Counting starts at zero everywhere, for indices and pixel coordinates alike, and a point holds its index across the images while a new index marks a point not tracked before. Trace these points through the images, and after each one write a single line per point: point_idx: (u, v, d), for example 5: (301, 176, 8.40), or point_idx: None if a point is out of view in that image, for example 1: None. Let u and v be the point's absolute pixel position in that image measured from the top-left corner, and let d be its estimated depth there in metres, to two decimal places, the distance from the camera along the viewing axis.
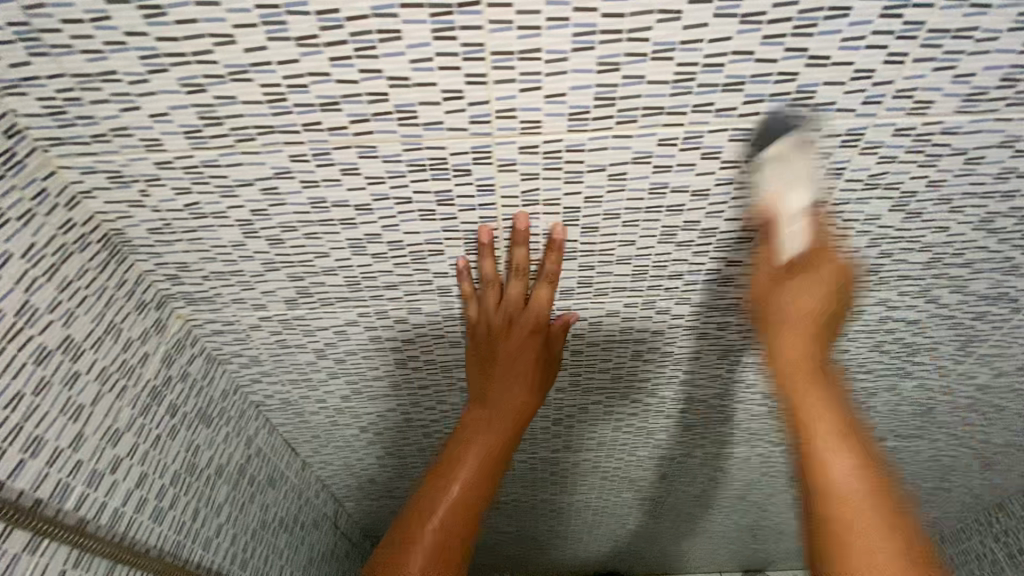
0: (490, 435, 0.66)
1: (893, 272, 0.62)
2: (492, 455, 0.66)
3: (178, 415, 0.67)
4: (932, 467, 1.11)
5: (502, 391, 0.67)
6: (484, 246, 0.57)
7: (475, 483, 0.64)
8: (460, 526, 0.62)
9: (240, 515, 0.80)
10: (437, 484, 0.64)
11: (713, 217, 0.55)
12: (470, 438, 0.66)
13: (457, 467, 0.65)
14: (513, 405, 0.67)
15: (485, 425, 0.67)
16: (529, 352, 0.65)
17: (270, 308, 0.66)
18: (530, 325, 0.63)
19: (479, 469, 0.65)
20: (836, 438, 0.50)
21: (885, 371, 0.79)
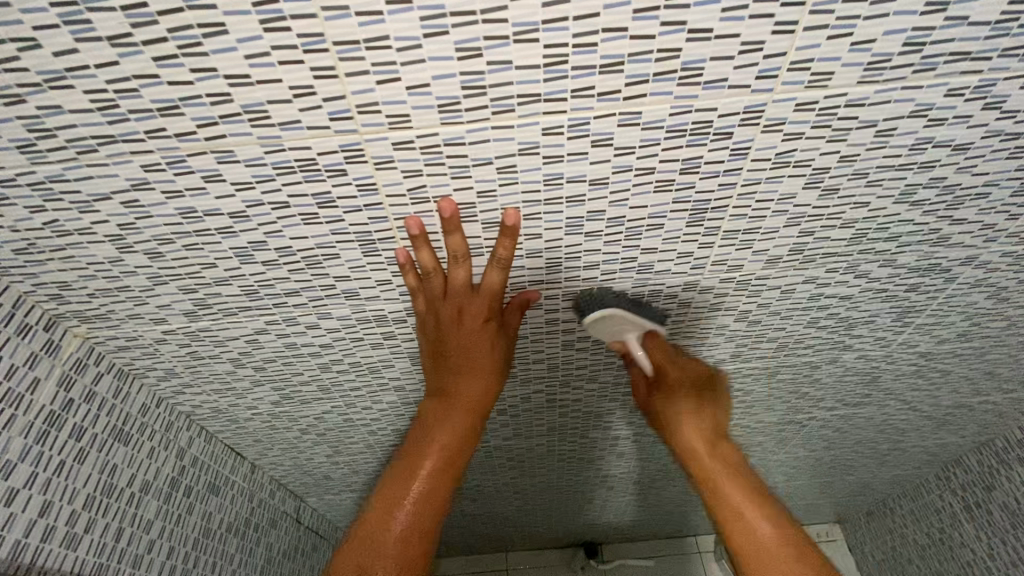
0: (443, 440, 0.65)
1: (818, 250, 0.60)
2: (446, 460, 0.65)
3: (85, 436, 0.63)
4: (887, 430, 1.12)
5: (456, 387, 0.65)
6: (417, 237, 0.51)
7: (431, 493, 0.64)
8: (418, 538, 0.62)
9: (177, 527, 0.78)
10: (391, 494, 0.63)
11: (617, 205, 0.51)
12: (423, 446, 0.65)
13: (412, 476, 0.64)
14: (470, 401, 0.65)
15: (439, 427, 0.65)
16: (482, 339, 0.61)
17: (170, 321, 0.62)
18: (484, 313, 0.59)
19: (435, 474, 0.64)
20: (726, 478, 0.64)
21: (825, 345, 0.78)
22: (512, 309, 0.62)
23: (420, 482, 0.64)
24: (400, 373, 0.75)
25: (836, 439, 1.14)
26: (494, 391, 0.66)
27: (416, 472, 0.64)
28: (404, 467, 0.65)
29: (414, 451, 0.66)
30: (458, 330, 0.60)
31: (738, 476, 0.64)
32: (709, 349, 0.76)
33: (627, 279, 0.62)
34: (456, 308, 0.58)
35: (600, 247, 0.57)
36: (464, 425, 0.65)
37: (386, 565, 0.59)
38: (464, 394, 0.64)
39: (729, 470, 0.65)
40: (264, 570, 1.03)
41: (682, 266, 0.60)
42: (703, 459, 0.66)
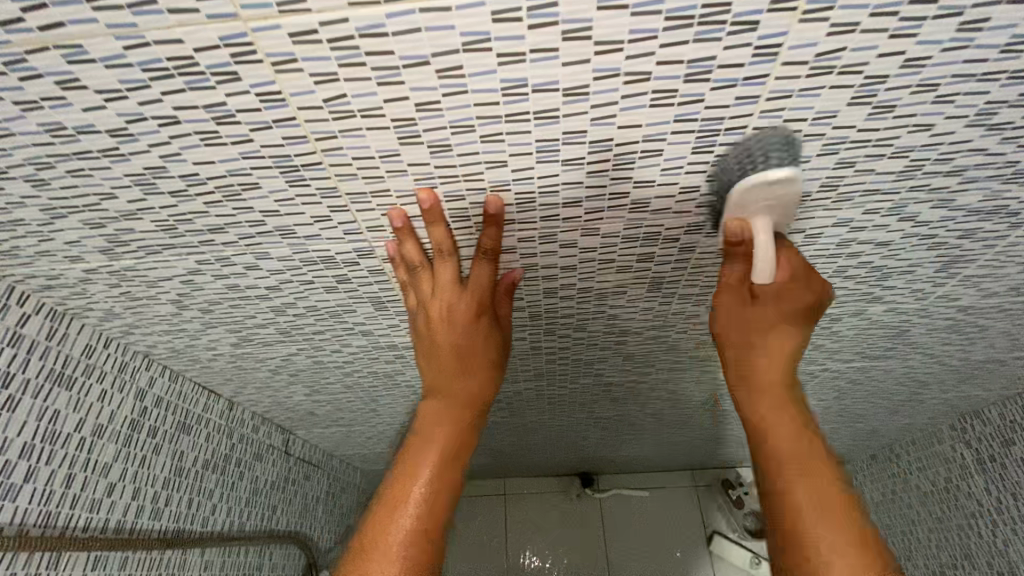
0: (443, 442, 0.55)
1: (857, 186, 0.48)
2: (450, 458, 0.56)
3: (13, 383, 0.58)
4: (905, 383, 1.03)
5: (455, 380, 0.56)
6: (402, 230, 0.49)
7: (438, 492, 0.54)
8: (425, 538, 0.52)
9: (142, 468, 0.75)
10: (393, 500, 0.53)
11: (602, 125, 0.39)
12: (423, 451, 0.55)
13: (412, 485, 0.54)
14: (470, 397, 0.57)
15: (436, 425, 0.56)
16: (476, 341, 0.56)
17: (89, 259, 0.54)
18: (473, 313, 0.54)
19: (435, 481, 0.54)
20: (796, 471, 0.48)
21: (850, 297, 0.68)
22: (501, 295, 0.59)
23: (418, 493, 0.53)
24: (363, 318, 0.68)
25: (847, 390, 1.06)
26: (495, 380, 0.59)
27: (416, 480, 0.54)
28: (404, 472, 0.55)
29: (412, 455, 0.55)
30: (449, 331, 0.54)
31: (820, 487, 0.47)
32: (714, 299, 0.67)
33: (617, 221, 0.50)
34: (444, 308, 0.53)
35: (581, 180, 0.45)
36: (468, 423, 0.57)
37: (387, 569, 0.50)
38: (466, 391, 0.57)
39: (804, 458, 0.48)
40: (251, 501, 1.03)
41: (686, 204, 0.49)
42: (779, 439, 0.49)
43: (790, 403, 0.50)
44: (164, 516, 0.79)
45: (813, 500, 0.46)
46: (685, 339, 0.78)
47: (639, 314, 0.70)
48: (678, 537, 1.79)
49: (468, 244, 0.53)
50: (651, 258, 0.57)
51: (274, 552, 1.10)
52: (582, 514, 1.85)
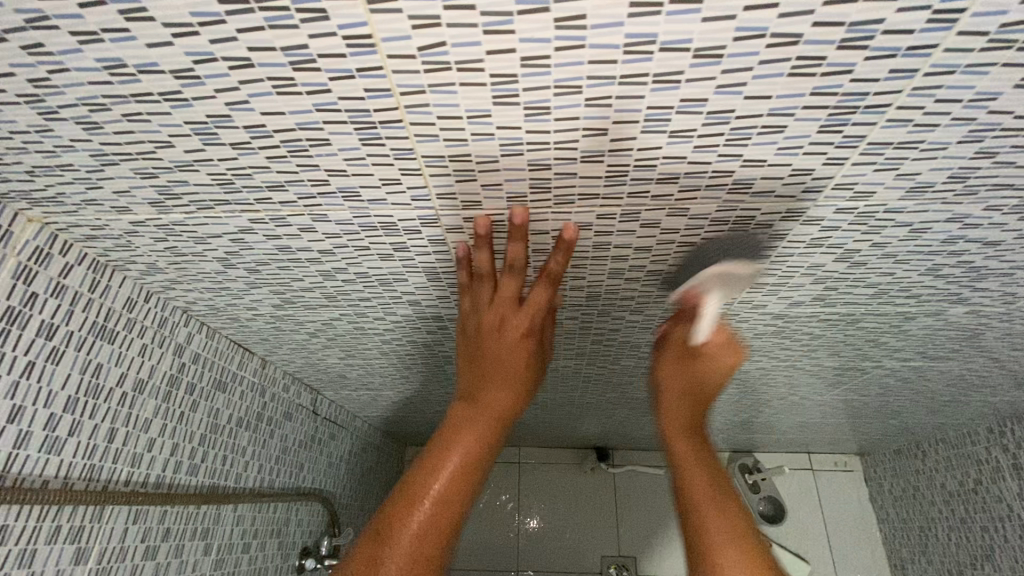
0: (467, 447, 0.53)
1: (988, 180, 0.43)
2: (467, 472, 0.53)
3: (57, 334, 0.55)
4: (957, 385, 0.99)
5: (488, 389, 0.55)
6: (481, 237, 0.49)
7: (456, 494, 0.52)
8: (437, 539, 0.50)
9: (180, 424, 0.74)
10: (408, 495, 0.52)
11: (727, 94, 0.35)
12: (446, 451, 0.53)
13: (419, 499, 0.51)
14: (494, 415, 0.54)
15: (454, 441, 0.53)
16: (518, 358, 0.54)
17: (137, 211, 0.51)
18: (523, 329, 0.53)
19: (450, 485, 0.52)
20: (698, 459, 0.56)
21: (932, 297, 0.63)
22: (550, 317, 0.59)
23: (424, 509, 0.51)
24: (414, 287, 0.65)
25: (893, 388, 1.02)
26: (523, 402, 0.57)
27: (423, 495, 0.51)
28: (414, 482, 0.52)
29: (424, 467, 0.53)
30: (498, 342, 0.54)
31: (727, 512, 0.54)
32: (787, 290, 0.63)
33: (710, 202, 0.46)
34: (497, 319, 0.53)
35: (684, 155, 0.40)
36: (487, 446, 0.54)
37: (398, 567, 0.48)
38: (495, 402, 0.54)
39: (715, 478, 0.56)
40: (280, 458, 1.03)
41: (791, 188, 0.44)
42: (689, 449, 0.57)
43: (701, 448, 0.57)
44: (200, 471, 0.79)
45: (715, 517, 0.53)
46: (743, 328, 0.74)
47: None
48: None
49: (539, 217, 0.49)
50: (734, 244, 0.53)
51: (299, 509, 1.10)
52: (596, 486, 1.86)
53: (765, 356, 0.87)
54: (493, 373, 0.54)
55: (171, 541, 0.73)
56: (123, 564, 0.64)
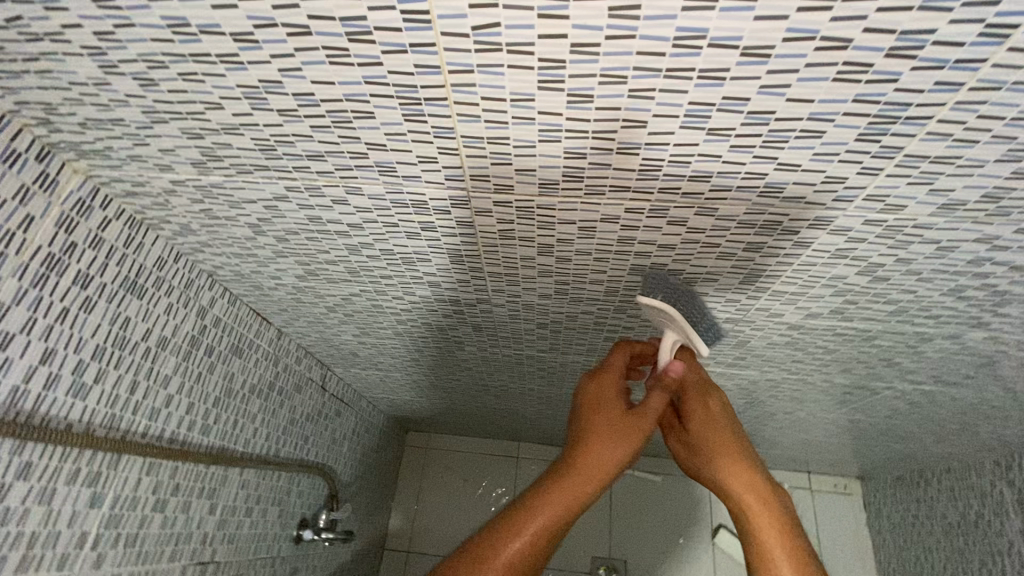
0: (571, 494, 0.56)
1: (1021, 203, 0.43)
2: (564, 516, 0.56)
3: (92, 284, 0.57)
4: (967, 413, 0.98)
5: (597, 445, 0.58)
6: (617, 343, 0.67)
7: (549, 533, 0.55)
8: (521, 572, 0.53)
9: (197, 384, 0.76)
10: (507, 525, 0.55)
11: (770, 94, 0.35)
12: (549, 492, 0.56)
13: (509, 540, 0.54)
14: (590, 474, 0.56)
15: (551, 494, 0.56)
16: (607, 424, 0.59)
17: (179, 170, 0.52)
18: (607, 395, 0.60)
19: (548, 524, 0.55)
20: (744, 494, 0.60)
21: (952, 319, 0.63)
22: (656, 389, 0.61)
23: (512, 547, 0.53)
24: (436, 269, 0.66)
25: (903, 411, 1.02)
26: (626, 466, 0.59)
27: (512, 539, 0.54)
28: (506, 523, 0.55)
29: (517, 513, 0.55)
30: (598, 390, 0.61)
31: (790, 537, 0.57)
32: (806, 301, 0.63)
33: (739, 204, 0.47)
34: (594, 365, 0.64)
35: (719, 154, 0.41)
36: (579, 503, 0.56)
37: None
38: (603, 458, 0.57)
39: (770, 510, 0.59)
40: (288, 429, 1.05)
41: (822, 195, 0.44)
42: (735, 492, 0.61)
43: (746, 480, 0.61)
44: (212, 432, 0.81)
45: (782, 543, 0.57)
46: (757, 337, 0.75)
47: (721, 305, 0.66)
48: (683, 525, 1.80)
49: (569, 208, 0.50)
50: (757, 249, 0.53)
51: (301, 480, 1.12)
52: None
53: (775, 368, 0.87)
54: (601, 430, 0.58)
55: (180, 497, 0.74)
56: (134, 513, 0.66)
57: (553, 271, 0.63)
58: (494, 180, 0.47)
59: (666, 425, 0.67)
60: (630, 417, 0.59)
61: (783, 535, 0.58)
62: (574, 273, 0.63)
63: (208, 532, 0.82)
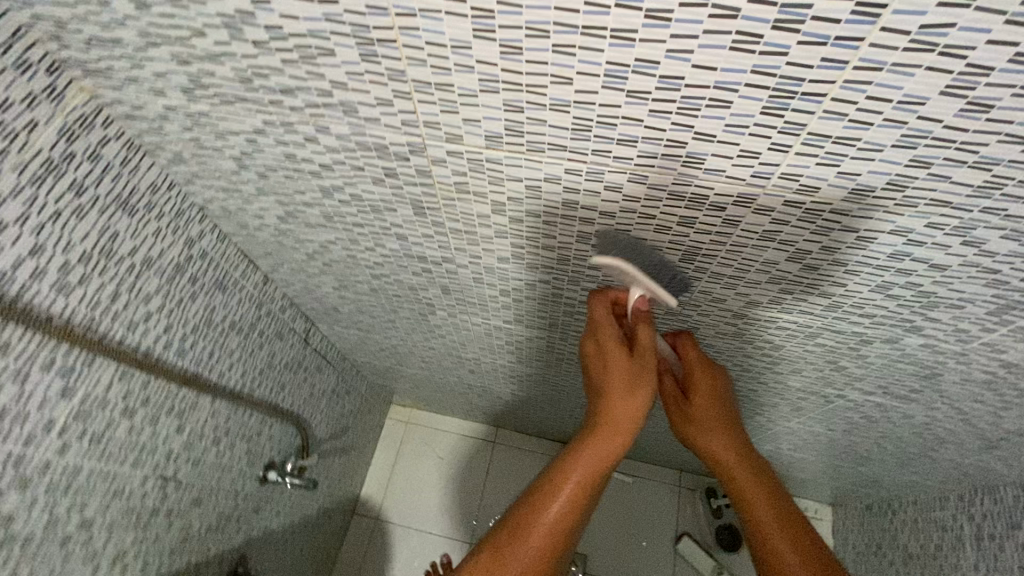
0: (597, 454, 0.64)
1: (924, 195, 0.45)
2: (595, 475, 0.64)
3: (86, 194, 0.63)
4: (921, 434, 0.99)
5: (614, 406, 0.64)
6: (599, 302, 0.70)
7: (584, 493, 0.63)
8: (564, 528, 0.62)
9: (178, 309, 0.82)
10: (547, 488, 0.64)
11: (677, 60, 0.39)
12: (579, 455, 0.64)
13: (547, 504, 0.63)
14: (610, 431, 0.64)
15: (578, 456, 0.64)
16: (619, 382, 0.65)
17: (170, 96, 0.58)
18: (608, 346, 0.66)
19: (582, 486, 0.63)
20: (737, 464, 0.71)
21: (885, 319, 0.65)
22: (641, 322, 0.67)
23: (552, 511, 0.62)
24: (402, 220, 0.70)
25: (858, 425, 1.03)
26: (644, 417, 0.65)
27: (553, 501, 0.63)
28: (546, 487, 0.64)
29: (553, 480, 0.64)
30: (599, 352, 0.67)
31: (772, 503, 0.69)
32: (745, 286, 0.66)
33: (666, 173, 0.50)
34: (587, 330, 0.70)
35: (641, 118, 0.45)
36: (608, 459, 0.64)
37: (533, 545, 0.61)
38: (622, 417, 0.64)
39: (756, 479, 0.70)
40: (265, 371, 1.10)
41: (740, 170, 0.48)
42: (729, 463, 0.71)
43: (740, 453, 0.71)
44: (188, 357, 0.86)
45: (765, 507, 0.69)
46: (706, 324, 0.78)
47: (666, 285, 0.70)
48: (649, 529, 1.81)
49: (514, 164, 0.54)
50: (690, 224, 0.57)
51: (274, 424, 1.18)
52: None
53: (728, 362, 0.89)
54: (614, 387, 0.65)
55: (149, 409, 0.80)
56: (103, 414, 0.72)
57: (508, 232, 0.67)
58: (446, 129, 0.52)
59: (666, 396, 0.75)
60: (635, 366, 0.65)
61: (766, 498, 0.69)
62: (528, 236, 0.67)
63: (173, 449, 0.87)
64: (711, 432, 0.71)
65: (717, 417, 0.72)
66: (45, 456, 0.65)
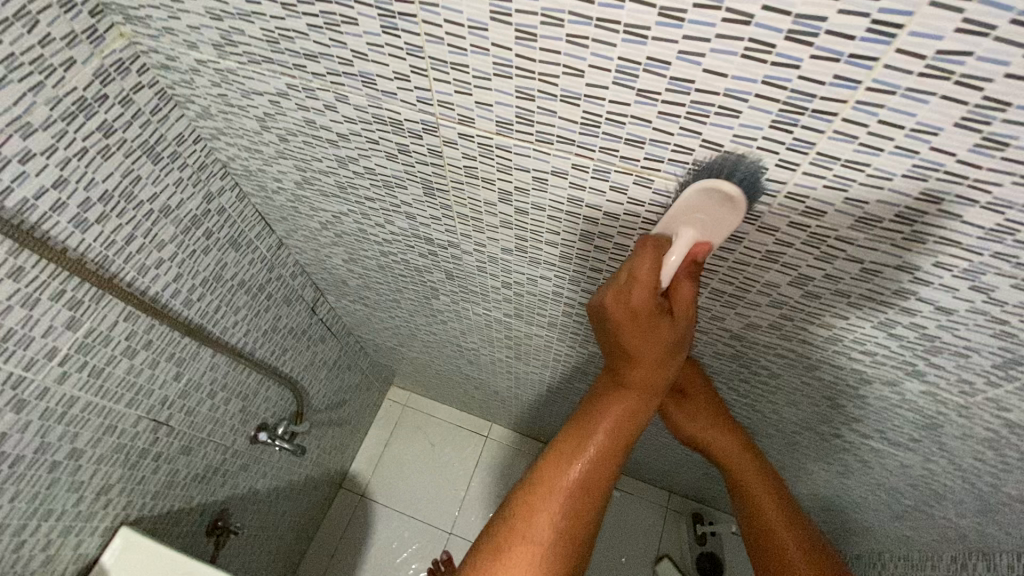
0: (623, 409, 0.62)
1: (933, 231, 0.44)
2: (622, 430, 0.63)
3: (114, 136, 0.65)
4: (918, 487, 0.96)
5: (643, 364, 0.60)
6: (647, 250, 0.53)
7: (611, 450, 0.62)
8: (593, 486, 0.62)
9: (190, 260, 0.84)
10: (572, 445, 0.63)
11: (687, 62, 0.38)
12: (604, 409, 0.63)
13: (572, 463, 0.62)
14: (639, 388, 0.62)
15: (603, 410, 0.63)
16: (655, 349, 0.58)
17: (203, 51, 0.60)
18: (644, 315, 0.55)
19: (609, 441, 0.62)
20: (734, 453, 0.74)
21: (886, 360, 0.63)
22: (684, 278, 0.54)
23: (578, 468, 0.62)
24: (411, 199, 0.71)
25: (853, 469, 1.00)
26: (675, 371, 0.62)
27: (580, 455, 0.62)
28: (572, 443, 0.63)
29: (577, 437, 0.63)
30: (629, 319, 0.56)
31: (771, 491, 0.72)
32: (745, 307, 0.65)
33: (672, 180, 0.50)
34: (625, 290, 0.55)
35: (650, 119, 0.44)
36: (637, 412, 0.63)
37: (559, 502, 0.61)
38: (654, 373, 0.61)
39: (755, 469, 0.73)
40: (270, 334, 1.13)
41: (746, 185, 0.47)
42: (730, 454, 0.74)
43: (737, 443, 0.74)
44: (195, 308, 0.89)
45: (763, 493, 0.72)
46: (705, 341, 0.76)
47: None
48: (630, 546, 1.78)
49: (522, 154, 0.54)
50: None
51: (271, 386, 1.20)
52: None
53: (724, 385, 0.88)
54: (647, 347, 0.57)
55: (150, 352, 0.83)
56: (105, 349, 0.74)
57: (513, 223, 0.67)
58: (458, 110, 0.52)
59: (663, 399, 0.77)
60: (676, 329, 0.56)
61: (767, 486, 0.72)
62: (532, 229, 0.67)
63: (168, 395, 0.90)
64: (709, 425, 0.74)
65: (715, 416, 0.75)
66: (44, 381, 0.68)
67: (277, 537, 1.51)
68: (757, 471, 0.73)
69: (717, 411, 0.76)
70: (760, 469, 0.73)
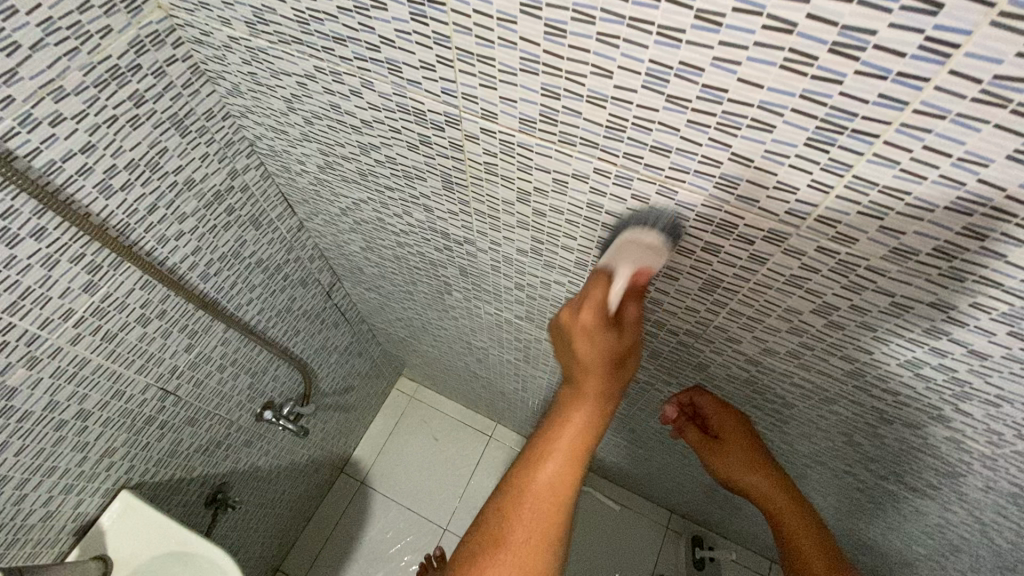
0: (577, 421, 0.55)
1: (973, 269, 0.41)
2: (579, 445, 0.55)
3: (143, 107, 0.66)
4: (933, 536, 0.91)
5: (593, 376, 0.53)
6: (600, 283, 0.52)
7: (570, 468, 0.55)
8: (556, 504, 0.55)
9: (210, 235, 0.85)
10: (527, 465, 0.56)
11: (722, 70, 0.36)
12: (557, 421, 0.56)
13: (527, 483, 0.55)
14: (599, 400, 0.54)
15: (559, 427, 0.55)
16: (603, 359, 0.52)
17: (236, 27, 0.60)
18: (592, 331, 0.51)
19: (564, 457, 0.55)
20: (768, 488, 0.75)
21: (909, 400, 0.60)
22: (630, 298, 0.53)
23: (532, 497, 0.55)
24: (430, 191, 0.70)
25: (865, 509, 0.96)
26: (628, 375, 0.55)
27: (536, 472, 0.55)
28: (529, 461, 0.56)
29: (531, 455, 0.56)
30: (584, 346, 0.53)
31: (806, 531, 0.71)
32: (763, 331, 0.62)
33: (697, 193, 0.48)
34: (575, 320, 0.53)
35: (678, 127, 0.42)
36: (593, 422, 0.55)
37: (519, 528, 0.54)
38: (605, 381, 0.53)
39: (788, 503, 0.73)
40: (284, 314, 1.13)
41: (774, 204, 0.45)
42: (765, 491, 0.75)
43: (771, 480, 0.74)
44: (211, 282, 0.90)
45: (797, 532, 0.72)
46: (718, 363, 0.74)
47: (682, 312, 0.67)
48: (625, 562, 1.75)
49: (544, 155, 0.53)
50: (716, 252, 0.53)
51: (281, 366, 1.21)
52: None
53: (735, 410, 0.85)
54: (594, 361, 0.53)
55: (164, 322, 0.84)
56: (119, 315, 0.75)
57: (530, 224, 0.66)
58: (481, 104, 0.51)
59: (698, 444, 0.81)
60: (624, 345, 0.53)
61: (802, 526, 0.72)
62: (549, 232, 0.65)
63: (178, 366, 0.91)
64: (741, 464, 0.76)
65: (746, 452, 0.76)
66: (58, 341, 0.69)
67: (274, 515, 1.52)
68: (792, 508, 0.73)
69: (748, 446, 0.76)
70: (794, 506, 0.73)
